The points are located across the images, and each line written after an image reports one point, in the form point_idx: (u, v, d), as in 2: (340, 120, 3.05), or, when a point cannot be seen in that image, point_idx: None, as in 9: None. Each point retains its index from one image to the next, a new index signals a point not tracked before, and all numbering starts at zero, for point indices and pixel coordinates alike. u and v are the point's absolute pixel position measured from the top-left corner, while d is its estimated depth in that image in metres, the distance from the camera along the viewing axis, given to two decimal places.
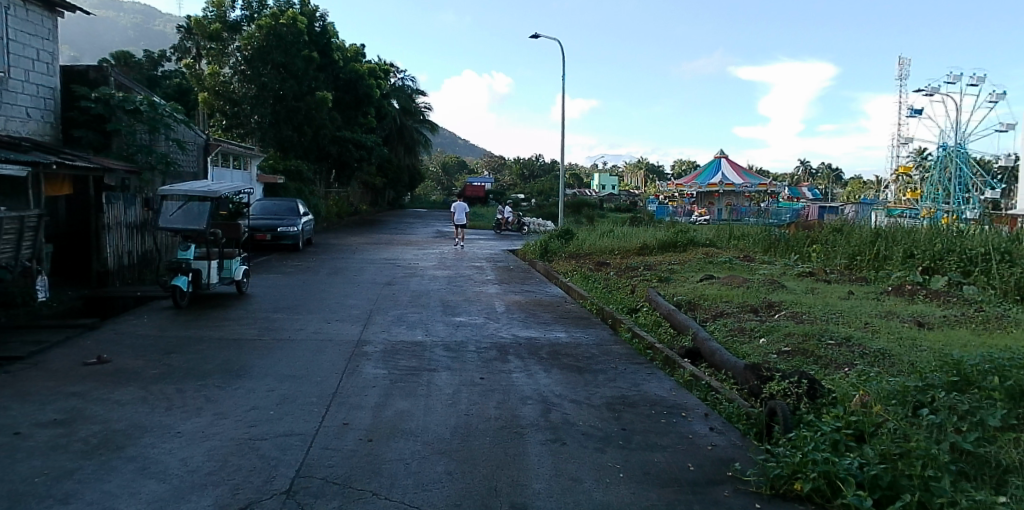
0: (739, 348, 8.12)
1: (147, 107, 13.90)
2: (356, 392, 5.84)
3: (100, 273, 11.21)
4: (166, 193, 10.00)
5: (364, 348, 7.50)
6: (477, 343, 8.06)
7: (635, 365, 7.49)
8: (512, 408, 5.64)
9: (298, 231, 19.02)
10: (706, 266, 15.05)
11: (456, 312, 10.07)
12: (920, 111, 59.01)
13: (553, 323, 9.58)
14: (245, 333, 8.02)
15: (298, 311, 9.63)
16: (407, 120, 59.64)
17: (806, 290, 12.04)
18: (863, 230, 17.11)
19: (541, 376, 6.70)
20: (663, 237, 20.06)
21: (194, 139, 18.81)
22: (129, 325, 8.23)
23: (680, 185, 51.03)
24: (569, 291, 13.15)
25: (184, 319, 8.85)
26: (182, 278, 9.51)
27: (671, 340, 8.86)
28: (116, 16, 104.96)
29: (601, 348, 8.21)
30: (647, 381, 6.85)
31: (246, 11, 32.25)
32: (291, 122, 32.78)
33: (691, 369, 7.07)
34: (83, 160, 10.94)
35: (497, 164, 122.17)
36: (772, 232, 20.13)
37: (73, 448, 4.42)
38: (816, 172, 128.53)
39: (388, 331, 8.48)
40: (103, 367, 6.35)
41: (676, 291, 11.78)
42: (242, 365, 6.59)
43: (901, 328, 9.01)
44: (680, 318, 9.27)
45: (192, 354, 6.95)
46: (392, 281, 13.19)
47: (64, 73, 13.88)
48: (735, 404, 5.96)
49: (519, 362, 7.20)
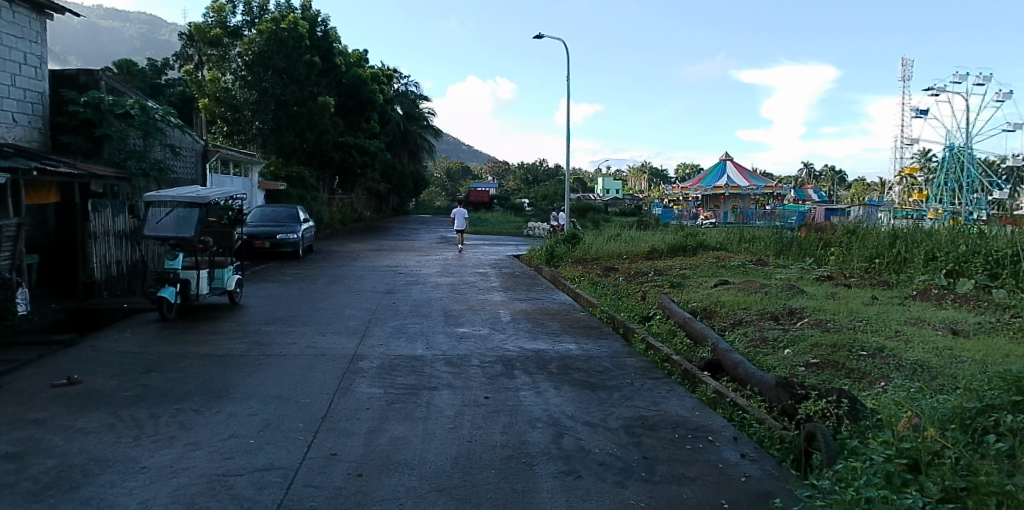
0: (764, 361, 7.54)
1: (138, 112, 13.45)
2: (349, 416, 5.30)
3: (86, 284, 10.69)
4: (153, 200, 9.50)
5: (359, 364, 6.95)
6: (482, 356, 7.49)
7: (653, 381, 6.91)
8: (519, 433, 5.08)
9: (298, 237, 18.49)
10: (720, 271, 14.43)
11: (459, 323, 9.49)
12: (925, 111, 58.31)
13: (562, 334, 9.01)
14: (233, 349, 7.51)
15: (291, 323, 9.10)
16: (410, 126, 59.16)
17: (826, 294, 11.44)
18: (881, 231, 16.46)
19: (552, 395, 6.13)
20: (672, 241, 19.51)
21: (190, 145, 18.37)
22: (110, 341, 7.71)
23: (685, 188, 50.46)
24: (578, 298, 12.59)
25: (169, 333, 8.32)
26: (169, 289, 8.97)
27: (688, 351, 8.29)
28: (121, 26, 105.23)
29: (614, 361, 7.63)
30: (667, 399, 6.27)
31: (247, 16, 31.87)
32: (293, 128, 32.13)
33: (715, 385, 6.52)
34: (69, 167, 10.47)
35: (501, 169, 121.80)
36: (784, 235, 19.49)
37: (20, 489, 3.91)
38: (821, 174, 127.58)
39: (387, 344, 7.92)
40: (73, 389, 5.85)
41: (690, 297, 11.18)
42: (225, 385, 6.06)
43: (935, 336, 8.42)
44: (696, 328, 8.70)
45: (171, 373, 6.44)
46: (393, 289, 12.65)
47: (53, 78, 13.50)
48: (767, 426, 5.43)
49: (528, 379, 6.63)
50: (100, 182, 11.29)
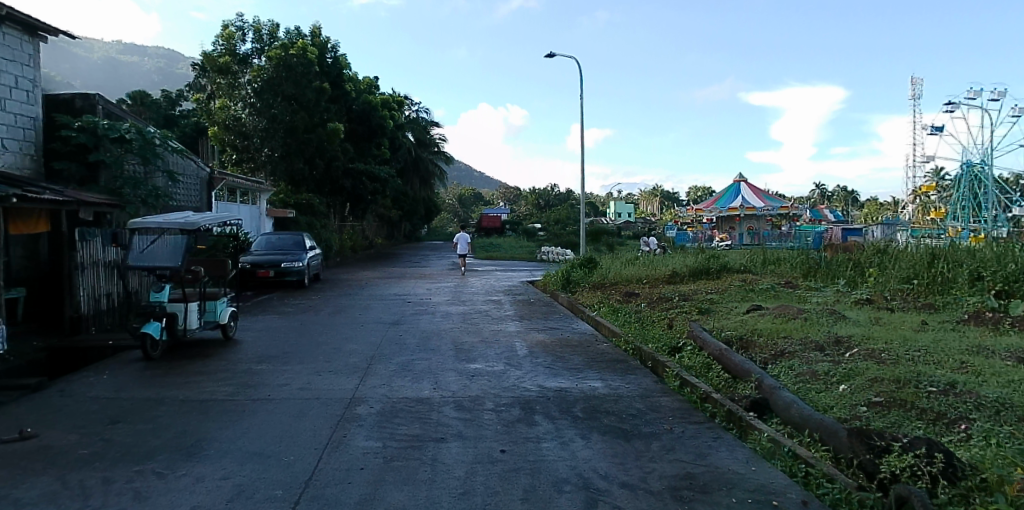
0: (818, 400, 6.63)
1: (135, 135, 12.71)
2: (339, 479, 4.45)
3: (73, 318, 9.91)
4: (138, 226, 8.79)
5: (357, 410, 6.11)
6: (496, 398, 6.61)
7: (696, 427, 5.98)
8: (545, 499, 4.18)
9: (303, 265, 17.80)
10: (749, 295, 13.48)
11: (471, 358, 8.59)
12: (940, 128, 57.29)
13: (585, 369, 8.11)
14: (217, 393, 6.68)
15: (287, 360, 8.27)
16: (422, 152, 58.72)
17: (870, 320, 10.47)
18: (916, 251, 15.48)
19: (580, 448, 5.22)
20: (694, 264, 18.61)
21: (193, 172, 17.79)
22: (83, 384, 6.93)
23: (699, 210, 49.68)
24: (599, 327, 11.69)
25: (152, 374, 7.51)
26: (154, 324, 8.17)
27: (729, 389, 7.39)
28: (140, 60, 106.56)
29: (647, 402, 6.71)
30: (716, 450, 5.38)
31: (257, 43, 31.00)
32: (303, 155, 31.81)
33: (769, 432, 5.61)
34: (53, 194, 9.76)
35: (513, 194, 121.34)
36: (811, 255, 18.51)
37: None
38: (833, 194, 126.34)
39: (390, 385, 7.05)
40: (24, 446, 5.08)
41: (723, 325, 10.25)
42: (199, 440, 5.23)
43: (1006, 367, 7.42)
44: (736, 361, 7.79)
45: (140, 424, 5.63)
46: (401, 320, 11.81)
47: (47, 102, 12.96)
48: (842, 486, 4.53)
49: (550, 426, 5.73)
50: (91, 210, 10.60)
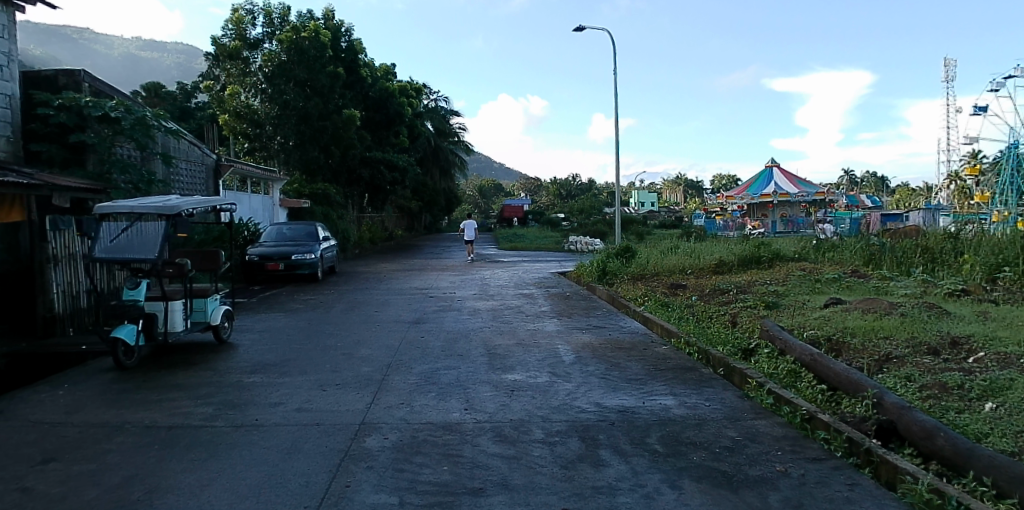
0: (966, 425, 5.03)
1: (122, 113, 11.43)
2: None
3: (46, 319, 8.68)
4: (106, 212, 7.41)
5: (365, 442, 4.68)
6: (545, 424, 5.13)
7: (819, 467, 4.46)
8: None
9: (315, 258, 16.50)
10: (819, 286, 11.82)
11: (508, 367, 7.10)
12: (983, 109, 54.40)
13: (650, 381, 6.60)
14: (193, 417, 5.30)
15: (286, 371, 6.88)
16: (442, 142, 57.34)
17: (979, 315, 8.78)
18: (1002, 234, 13.63)
19: (673, 506, 3.71)
20: (743, 252, 16.91)
21: (195, 159, 16.58)
22: (31, 404, 5.63)
23: (729, 197, 47.67)
24: (649, 325, 10.13)
25: (119, 388, 6.17)
26: (128, 328, 6.83)
27: (833, 406, 5.82)
28: (158, 56, 106.15)
29: (741, 429, 5.19)
30: (861, 507, 3.85)
31: (268, 27, 29.61)
32: (317, 143, 30.29)
33: (927, 478, 4.02)
34: (18, 178, 8.52)
35: (533, 186, 119.49)
36: (872, 241, 16.68)
37: None
38: (862, 180, 122.62)
39: (410, 404, 5.62)
40: None
41: (804, 323, 8.65)
42: (147, 493, 3.81)
43: None
44: (834, 368, 6.22)
45: (79, 465, 4.27)
46: (422, 319, 10.36)
47: (26, 79, 11.88)
48: None
49: (623, 469, 4.23)
50: (68, 196, 9.37)
